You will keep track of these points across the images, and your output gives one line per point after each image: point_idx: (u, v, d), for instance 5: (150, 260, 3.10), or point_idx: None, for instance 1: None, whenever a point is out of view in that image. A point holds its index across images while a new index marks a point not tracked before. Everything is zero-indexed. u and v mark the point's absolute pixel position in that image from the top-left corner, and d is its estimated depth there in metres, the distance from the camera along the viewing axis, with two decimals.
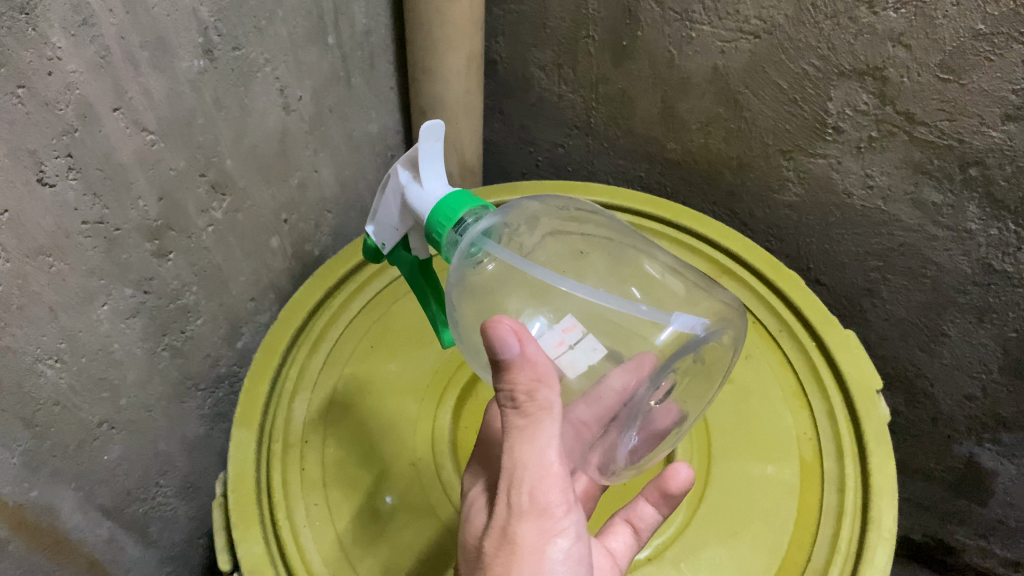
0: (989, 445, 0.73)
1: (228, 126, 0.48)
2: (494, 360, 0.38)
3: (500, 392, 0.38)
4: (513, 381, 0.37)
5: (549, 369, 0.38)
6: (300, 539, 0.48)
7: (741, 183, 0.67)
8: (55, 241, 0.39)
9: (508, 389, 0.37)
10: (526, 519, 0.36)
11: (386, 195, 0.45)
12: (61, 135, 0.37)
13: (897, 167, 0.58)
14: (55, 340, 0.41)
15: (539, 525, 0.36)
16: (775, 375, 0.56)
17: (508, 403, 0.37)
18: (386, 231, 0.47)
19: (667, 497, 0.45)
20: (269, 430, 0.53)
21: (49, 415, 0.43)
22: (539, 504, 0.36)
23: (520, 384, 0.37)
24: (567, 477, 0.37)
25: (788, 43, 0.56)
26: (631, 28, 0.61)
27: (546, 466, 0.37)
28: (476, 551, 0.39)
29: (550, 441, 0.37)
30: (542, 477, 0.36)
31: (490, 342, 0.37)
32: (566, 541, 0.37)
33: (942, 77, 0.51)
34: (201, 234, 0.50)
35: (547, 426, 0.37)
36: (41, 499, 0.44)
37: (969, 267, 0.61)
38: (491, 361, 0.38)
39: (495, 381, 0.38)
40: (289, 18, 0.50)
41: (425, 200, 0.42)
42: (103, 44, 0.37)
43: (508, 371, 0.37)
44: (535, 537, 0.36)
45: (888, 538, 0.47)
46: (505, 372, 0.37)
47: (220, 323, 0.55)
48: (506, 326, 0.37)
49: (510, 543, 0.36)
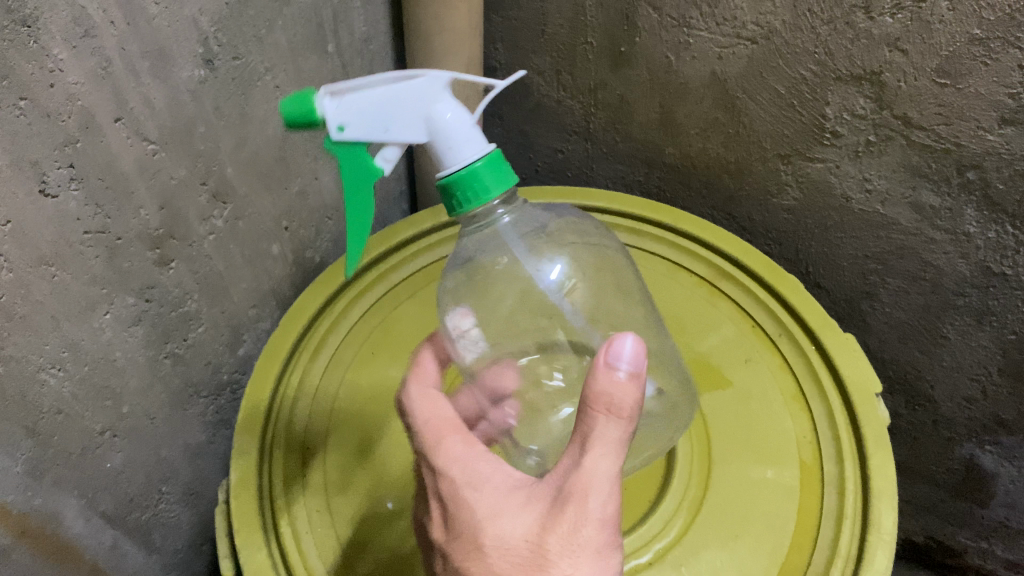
0: (989, 447, 0.73)
1: (228, 134, 0.48)
2: (614, 364, 0.36)
3: (603, 394, 0.36)
4: (630, 394, 0.36)
5: None
6: (303, 545, 0.49)
7: (740, 187, 0.67)
8: (58, 251, 0.39)
9: (621, 399, 0.36)
10: (602, 529, 0.35)
11: (401, 87, 0.36)
12: (63, 146, 0.37)
13: (895, 171, 0.58)
14: (58, 349, 0.42)
15: (609, 539, 0.36)
16: (775, 379, 0.56)
17: (609, 412, 0.36)
18: (356, 117, 0.36)
19: None
20: (270, 436, 0.53)
21: (52, 423, 0.43)
22: (615, 517, 0.36)
23: (635, 399, 0.36)
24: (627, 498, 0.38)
25: (785, 48, 0.56)
26: (629, 34, 0.62)
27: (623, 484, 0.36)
28: (524, 555, 0.35)
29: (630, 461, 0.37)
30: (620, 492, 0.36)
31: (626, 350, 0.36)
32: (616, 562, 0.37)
33: (939, 81, 0.52)
34: (202, 242, 0.50)
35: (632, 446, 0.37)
36: (44, 507, 0.44)
37: (967, 270, 0.61)
38: (609, 365, 0.36)
39: (596, 382, 0.36)
40: (288, 27, 0.50)
41: (456, 150, 0.37)
42: (104, 55, 0.37)
43: (624, 383, 0.36)
44: (604, 550, 0.35)
45: (888, 540, 0.47)
46: (624, 381, 0.36)
47: (222, 330, 0.56)
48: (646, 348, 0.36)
49: (578, 552, 0.34)
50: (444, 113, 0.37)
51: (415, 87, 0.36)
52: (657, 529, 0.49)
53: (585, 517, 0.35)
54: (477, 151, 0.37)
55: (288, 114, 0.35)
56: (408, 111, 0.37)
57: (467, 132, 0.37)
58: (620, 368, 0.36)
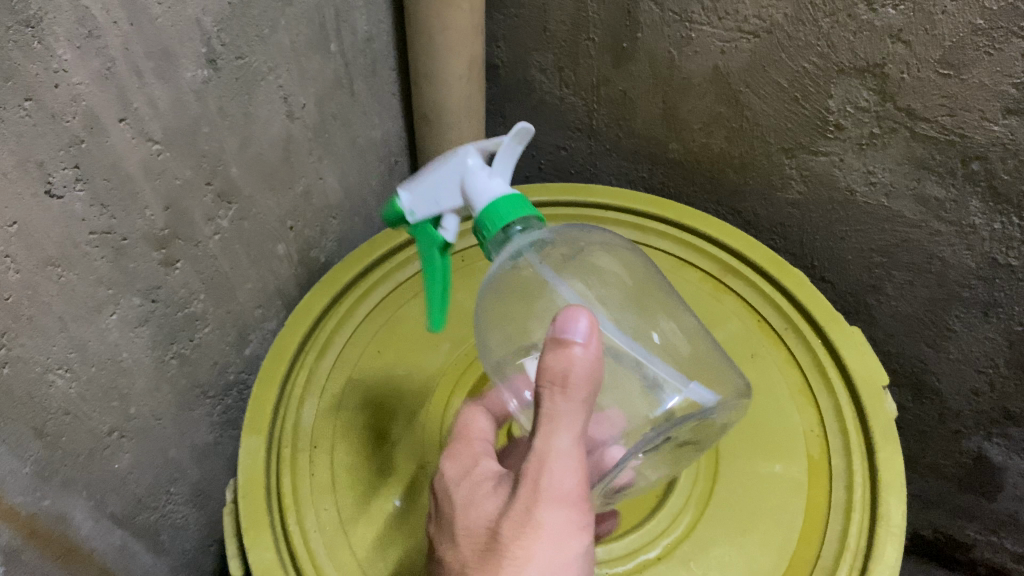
0: (997, 439, 0.73)
1: (232, 134, 0.48)
2: (555, 339, 0.37)
3: (547, 371, 0.37)
4: (570, 367, 0.36)
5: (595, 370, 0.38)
6: (311, 543, 0.48)
7: (744, 182, 0.67)
8: (64, 252, 0.40)
9: (561, 373, 0.37)
10: (549, 505, 0.36)
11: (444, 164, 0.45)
12: (68, 146, 0.37)
13: (899, 163, 0.58)
14: (65, 350, 0.42)
15: (562, 514, 0.36)
16: (782, 373, 0.56)
17: (553, 386, 0.37)
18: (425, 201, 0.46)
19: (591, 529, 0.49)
20: (278, 435, 0.53)
21: (60, 424, 0.43)
22: (563, 492, 0.37)
23: (575, 371, 0.37)
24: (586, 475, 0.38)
25: (787, 42, 0.56)
26: (631, 29, 0.62)
27: (571, 459, 0.37)
28: (484, 537, 0.37)
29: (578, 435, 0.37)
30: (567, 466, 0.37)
31: (564, 324, 0.37)
32: (580, 538, 0.37)
33: (942, 72, 0.52)
34: (208, 242, 0.50)
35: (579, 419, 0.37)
36: (53, 508, 0.44)
37: (973, 262, 0.61)
38: (551, 341, 0.37)
39: (543, 361, 0.37)
40: (291, 27, 0.50)
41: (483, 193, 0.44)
42: (108, 55, 0.38)
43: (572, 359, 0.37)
44: (557, 526, 0.36)
45: (897, 534, 0.47)
46: (561, 353, 0.37)
47: (228, 331, 0.56)
48: (586, 322, 0.37)
49: (527, 526, 0.36)
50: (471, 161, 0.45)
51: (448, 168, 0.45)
52: (664, 524, 0.49)
53: (537, 499, 0.36)
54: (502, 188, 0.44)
55: (387, 216, 0.48)
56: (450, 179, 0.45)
57: (490, 172, 0.44)
58: (566, 343, 0.37)
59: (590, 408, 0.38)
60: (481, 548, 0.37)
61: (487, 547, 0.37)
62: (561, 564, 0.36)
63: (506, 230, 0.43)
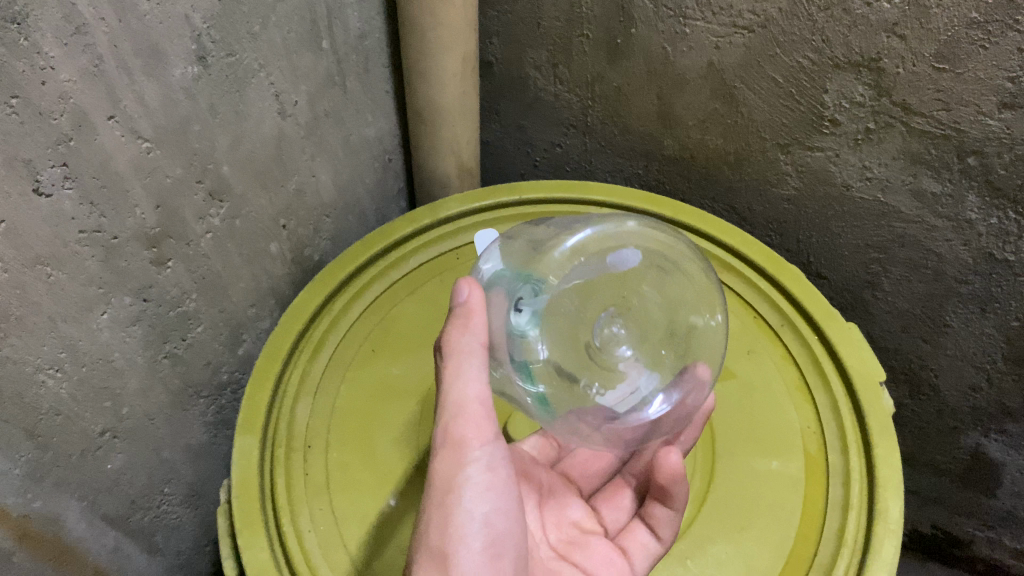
0: (995, 435, 0.73)
1: (223, 132, 0.48)
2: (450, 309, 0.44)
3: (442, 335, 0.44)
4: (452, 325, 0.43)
5: (483, 323, 0.43)
6: (305, 543, 0.48)
7: (739, 178, 0.67)
8: (53, 251, 0.39)
9: (447, 333, 0.43)
10: (444, 449, 0.41)
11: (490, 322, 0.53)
12: (55, 144, 0.37)
13: (895, 158, 0.58)
14: (55, 350, 0.41)
15: (455, 455, 0.41)
16: (778, 370, 0.56)
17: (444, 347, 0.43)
18: None
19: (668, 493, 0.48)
20: (271, 435, 0.52)
21: (51, 425, 0.43)
22: (455, 436, 0.41)
23: (455, 327, 0.43)
24: (484, 416, 0.42)
25: (782, 36, 0.56)
26: (625, 26, 0.61)
27: (463, 403, 0.41)
28: None
29: (466, 380, 0.41)
30: (459, 412, 0.41)
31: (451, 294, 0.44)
32: (476, 471, 0.41)
33: (938, 66, 0.51)
34: (200, 241, 0.50)
35: (465, 367, 0.42)
36: (45, 509, 0.44)
37: (970, 257, 0.61)
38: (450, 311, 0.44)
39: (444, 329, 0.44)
40: (282, 24, 0.50)
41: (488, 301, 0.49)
42: (96, 52, 0.37)
43: (455, 315, 0.43)
44: (450, 466, 0.41)
45: (895, 529, 0.47)
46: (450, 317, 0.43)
47: (221, 330, 0.55)
48: (464, 285, 0.43)
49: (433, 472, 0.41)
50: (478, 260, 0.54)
51: None
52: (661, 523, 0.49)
53: (439, 433, 0.42)
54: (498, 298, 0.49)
55: None
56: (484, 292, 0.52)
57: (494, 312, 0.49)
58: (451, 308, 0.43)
59: (480, 357, 0.42)
60: None
61: None
62: (459, 498, 0.40)
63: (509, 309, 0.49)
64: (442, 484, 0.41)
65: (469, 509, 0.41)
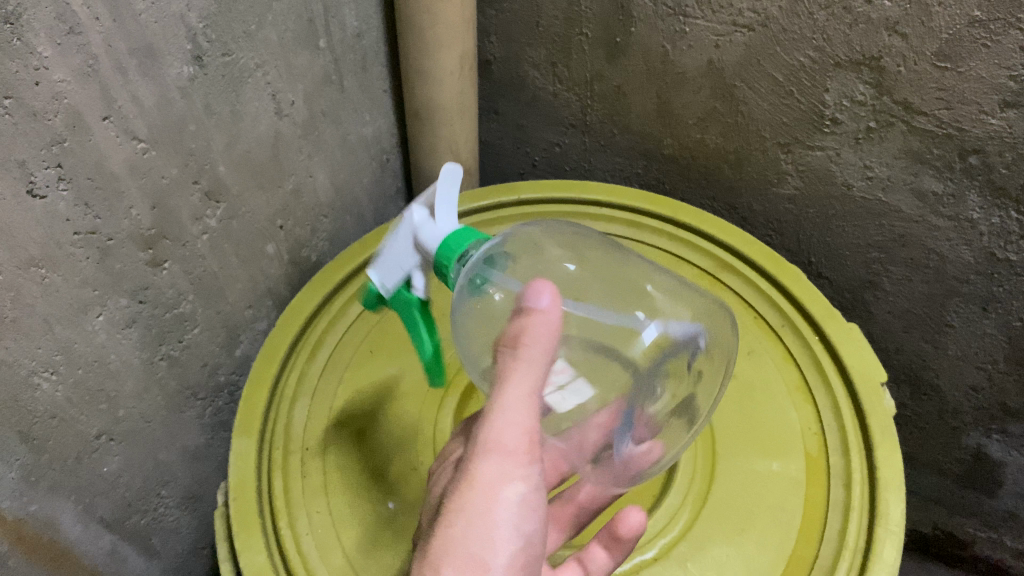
0: (997, 435, 0.72)
1: (219, 132, 0.48)
2: (520, 305, 0.39)
3: (504, 334, 0.38)
4: (523, 326, 0.38)
5: (558, 334, 0.38)
6: (303, 546, 0.48)
7: (740, 178, 0.67)
8: (47, 252, 0.39)
9: (515, 334, 0.38)
10: (490, 460, 0.37)
11: (399, 253, 0.44)
12: (49, 145, 0.37)
13: (896, 157, 0.57)
14: (51, 352, 0.41)
15: (501, 468, 0.37)
16: (778, 370, 0.56)
17: (507, 348, 0.38)
18: (392, 271, 0.45)
19: (618, 541, 0.45)
20: (269, 437, 0.52)
21: (46, 428, 0.42)
22: (506, 449, 0.37)
23: (527, 330, 0.38)
24: (536, 432, 0.38)
25: (782, 35, 0.55)
26: (624, 24, 0.61)
27: (519, 417, 0.37)
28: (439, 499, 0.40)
29: (528, 391, 0.37)
30: (513, 426, 0.37)
31: (527, 290, 0.39)
32: (522, 491, 0.37)
33: (939, 65, 0.51)
34: (196, 242, 0.49)
35: (530, 377, 0.37)
36: (40, 513, 0.44)
37: (971, 257, 0.60)
38: (517, 307, 0.39)
39: (506, 324, 0.39)
40: (278, 23, 0.49)
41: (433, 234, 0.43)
42: (89, 52, 0.37)
43: (524, 318, 0.38)
44: (493, 479, 0.37)
45: (897, 532, 0.46)
46: (520, 316, 0.38)
47: (218, 332, 0.55)
48: (547, 289, 0.38)
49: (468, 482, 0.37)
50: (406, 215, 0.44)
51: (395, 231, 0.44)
52: (661, 525, 0.49)
53: (482, 440, 0.37)
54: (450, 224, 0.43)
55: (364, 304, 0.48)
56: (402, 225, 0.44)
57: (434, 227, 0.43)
58: (527, 308, 0.38)
59: (545, 369, 0.38)
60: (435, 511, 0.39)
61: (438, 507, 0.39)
62: (499, 518, 0.36)
63: (463, 257, 0.43)
64: (482, 494, 0.37)
65: (506, 530, 0.36)
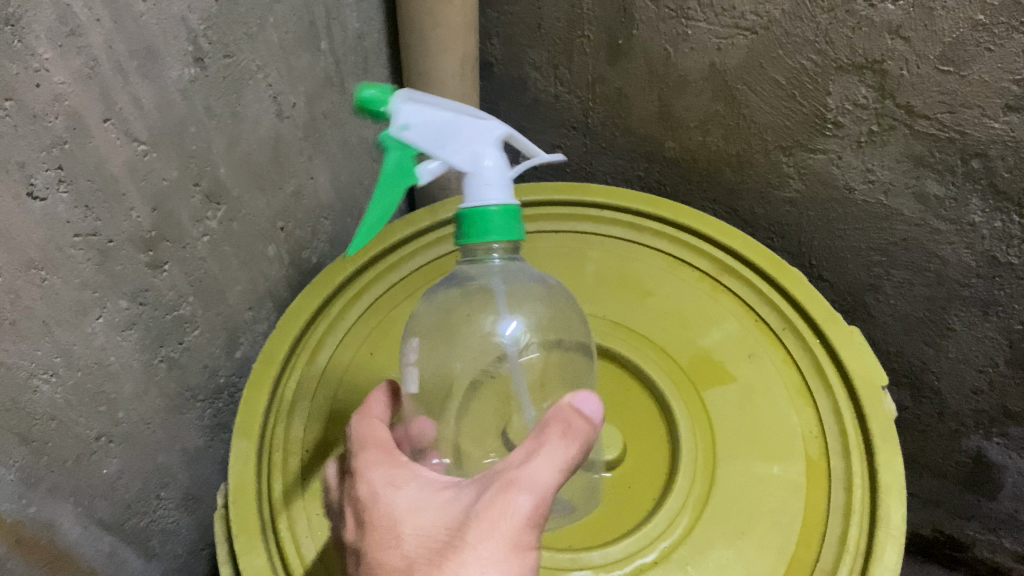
0: (997, 439, 0.72)
1: (220, 134, 0.48)
2: (577, 402, 0.39)
3: (553, 417, 0.38)
4: (580, 421, 0.38)
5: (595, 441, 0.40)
6: (302, 548, 0.48)
7: (741, 180, 0.66)
8: (47, 254, 0.39)
9: (570, 422, 0.38)
10: (524, 524, 0.35)
11: (455, 142, 0.38)
12: (50, 147, 0.37)
13: (898, 161, 0.57)
14: (50, 355, 0.41)
15: (530, 537, 0.35)
16: (780, 373, 0.55)
17: (563, 433, 0.38)
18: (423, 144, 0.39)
19: None
20: (268, 440, 0.52)
21: (45, 430, 0.42)
22: (536, 522, 0.36)
23: (582, 425, 0.38)
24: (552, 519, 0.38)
25: (785, 38, 0.55)
26: (626, 26, 0.61)
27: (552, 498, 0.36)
28: (442, 539, 0.36)
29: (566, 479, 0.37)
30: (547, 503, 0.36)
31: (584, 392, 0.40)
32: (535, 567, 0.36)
33: (942, 69, 0.51)
34: (196, 244, 0.49)
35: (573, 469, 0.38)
36: (39, 515, 0.43)
37: (973, 260, 0.60)
38: (571, 402, 0.39)
39: (552, 411, 0.39)
40: (279, 25, 0.49)
41: (481, 194, 0.38)
42: (90, 54, 0.37)
43: (580, 417, 0.39)
44: (523, 542, 0.35)
45: (897, 536, 0.47)
46: (579, 412, 0.39)
47: (217, 333, 0.55)
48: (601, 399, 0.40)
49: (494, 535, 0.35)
50: (483, 157, 0.38)
51: (468, 125, 0.39)
52: (661, 528, 0.48)
53: (519, 498, 0.35)
54: (500, 200, 0.38)
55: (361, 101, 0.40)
56: (468, 140, 0.39)
57: (498, 185, 0.38)
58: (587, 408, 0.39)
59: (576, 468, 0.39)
60: (435, 551, 0.36)
61: (443, 550, 0.35)
62: None
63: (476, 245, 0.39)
64: (513, 548, 0.34)
65: None
